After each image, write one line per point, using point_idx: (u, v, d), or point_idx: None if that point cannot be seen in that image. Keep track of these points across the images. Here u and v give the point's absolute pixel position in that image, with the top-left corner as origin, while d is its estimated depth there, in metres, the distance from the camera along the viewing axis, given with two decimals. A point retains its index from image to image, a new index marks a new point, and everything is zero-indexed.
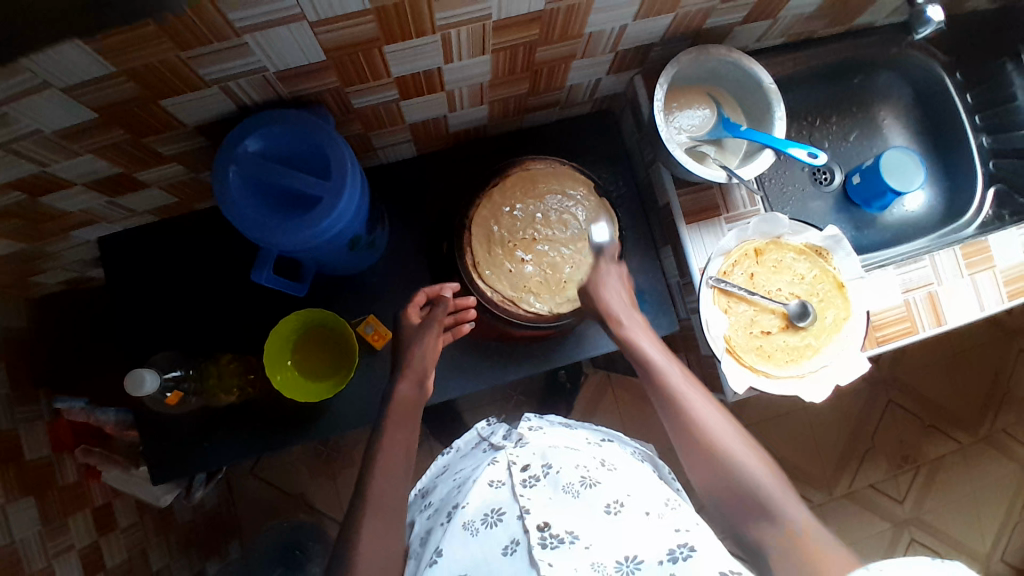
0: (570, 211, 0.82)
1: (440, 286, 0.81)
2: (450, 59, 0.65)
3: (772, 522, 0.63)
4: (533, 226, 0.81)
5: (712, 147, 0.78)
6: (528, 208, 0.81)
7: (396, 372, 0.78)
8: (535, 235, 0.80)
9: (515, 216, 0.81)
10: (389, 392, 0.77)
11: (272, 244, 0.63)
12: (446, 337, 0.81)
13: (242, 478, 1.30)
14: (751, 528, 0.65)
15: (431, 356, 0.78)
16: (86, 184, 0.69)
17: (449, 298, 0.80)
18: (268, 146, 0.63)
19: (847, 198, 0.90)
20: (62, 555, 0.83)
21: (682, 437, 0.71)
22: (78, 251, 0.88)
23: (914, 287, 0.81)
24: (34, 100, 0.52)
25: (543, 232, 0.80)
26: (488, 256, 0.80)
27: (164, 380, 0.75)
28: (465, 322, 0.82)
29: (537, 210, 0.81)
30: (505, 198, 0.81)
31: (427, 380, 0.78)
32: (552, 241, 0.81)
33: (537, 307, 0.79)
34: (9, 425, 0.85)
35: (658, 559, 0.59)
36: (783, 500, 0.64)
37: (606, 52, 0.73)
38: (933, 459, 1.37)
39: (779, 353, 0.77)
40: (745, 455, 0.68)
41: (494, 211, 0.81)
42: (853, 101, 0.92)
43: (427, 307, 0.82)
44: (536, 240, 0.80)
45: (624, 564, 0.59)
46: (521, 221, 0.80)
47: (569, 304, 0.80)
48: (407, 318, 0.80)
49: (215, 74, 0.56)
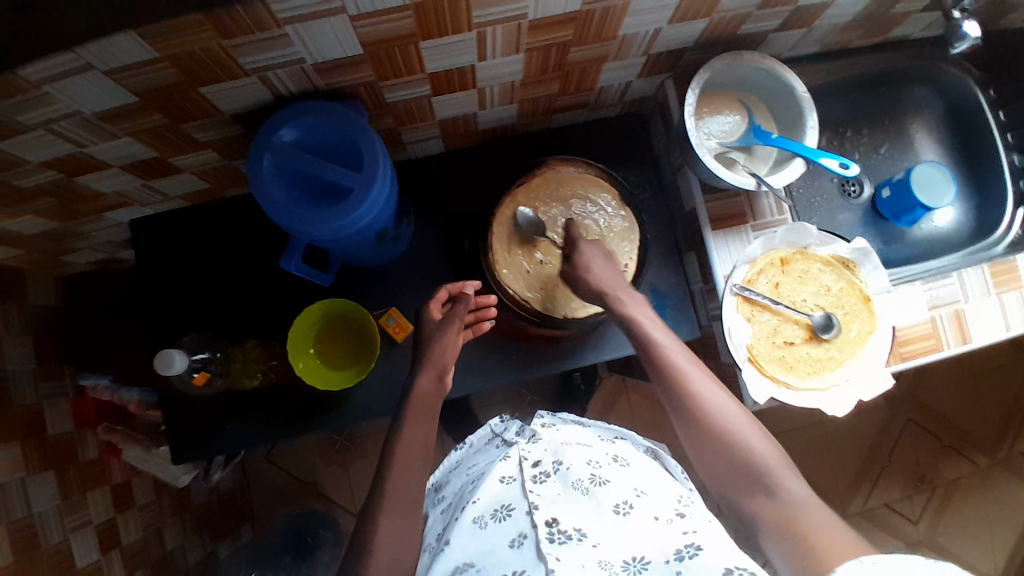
0: (591, 217, 0.82)
1: (462, 286, 0.81)
2: (484, 57, 0.65)
3: (768, 493, 0.61)
4: (554, 229, 0.82)
5: (741, 154, 0.78)
6: (552, 211, 0.82)
7: (416, 366, 0.78)
8: (555, 238, 0.81)
9: (538, 217, 0.82)
10: (409, 385, 0.77)
11: (304, 234, 0.64)
12: (466, 335, 0.81)
13: (255, 463, 1.31)
14: (747, 498, 0.63)
15: (451, 353, 0.77)
16: (122, 166, 0.71)
17: (471, 296, 0.80)
18: (303, 137, 0.65)
19: (876, 212, 0.89)
20: (80, 530, 0.84)
21: (673, 406, 0.69)
22: (108, 233, 0.90)
23: (941, 303, 0.80)
24: (78, 80, 0.53)
25: (562, 236, 0.81)
26: (508, 255, 0.81)
27: (192, 359, 0.77)
28: (485, 320, 0.82)
29: (559, 213, 0.82)
30: (529, 198, 0.82)
31: (447, 375, 0.78)
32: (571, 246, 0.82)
33: (550, 309, 0.81)
34: (33, 400, 0.87)
35: (665, 558, 0.58)
36: (778, 471, 0.62)
37: (638, 55, 0.73)
38: (950, 480, 1.35)
39: (802, 364, 0.76)
40: (739, 422, 0.66)
41: (517, 210, 0.82)
42: (885, 113, 0.91)
43: (449, 304, 0.81)
44: (555, 243, 0.81)
45: (630, 564, 0.59)
46: (543, 223, 0.82)
47: (583, 308, 0.82)
48: (429, 314, 0.80)
49: (254, 63, 0.57)
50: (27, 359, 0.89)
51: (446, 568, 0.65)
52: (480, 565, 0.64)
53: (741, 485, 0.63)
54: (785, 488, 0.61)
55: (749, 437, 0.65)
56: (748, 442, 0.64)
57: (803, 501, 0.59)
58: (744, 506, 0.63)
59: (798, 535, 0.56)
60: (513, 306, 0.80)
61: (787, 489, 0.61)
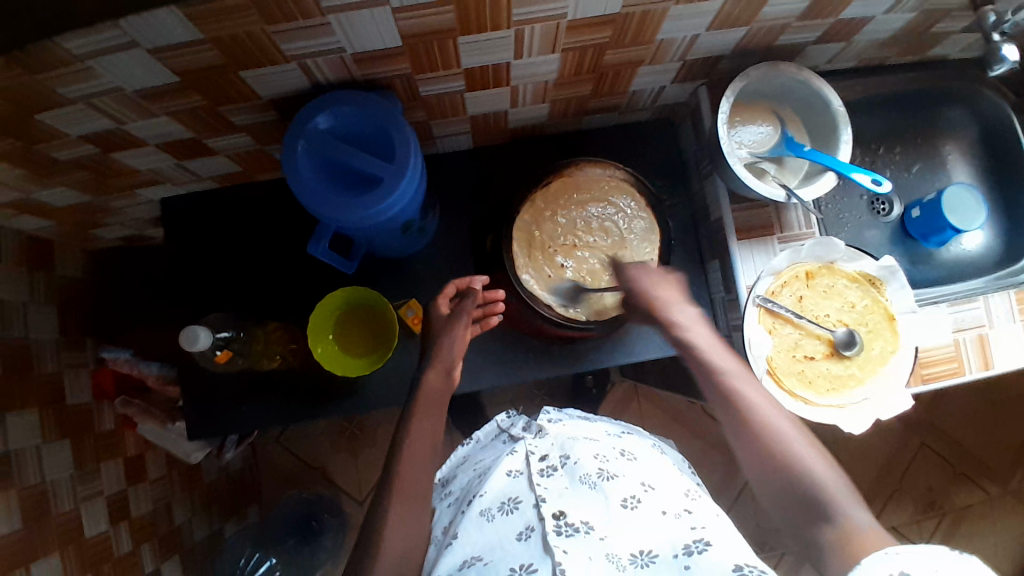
0: (611, 219, 0.83)
1: (468, 280, 0.81)
2: (521, 55, 0.66)
3: (828, 520, 0.59)
4: (574, 232, 0.83)
5: (772, 164, 0.77)
6: (571, 215, 0.83)
7: (425, 360, 0.79)
8: (576, 242, 0.82)
9: (558, 222, 0.83)
10: (417, 379, 0.78)
11: (335, 219, 0.64)
12: (474, 329, 0.82)
13: (266, 445, 1.33)
14: (807, 524, 0.60)
15: (458, 349, 0.78)
16: (157, 144, 0.72)
17: (479, 292, 0.80)
18: (337, 124, 0.65)
19: (904, 231, 0.87)
20: (91, 499, 0.86)
21: (734, 431, 0.67)
22: (138, 210, 0.92)
23: (965, 327, 0.79)
24: (121, 58, 0.55)
25: (583, 239, 0.82)
26: (529, 259, 0.82)
27: (216, 337, 0.77)
28: (493, 315, 0.83)
29: (579, 217, 0.83)
30: (548, 204, 0.83)
31: (455, 371, 0.79)
32: (592, 248, 0.82)
33: (573, 311, 0.81)
34: (55, 369, 0.89)
35: (672, 552, 0.60)
36: (840, 499, 0.60)
37: (674, 61, 0.73)
38: (960, 508, 1.33)
39: (820, 380, 0.76)
40: (800, 448, 0.64)
41: (537, 216, 0.82)
42: (919, 133, 0.90)
43: (456, 299, 0.82)
44: (576, 246, 0.82)
45: (637, 557, 0.61)
46: (563, 228, 0.82)
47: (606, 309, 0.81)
48: (436, 309, 0.81)
49: (295, 49, 0.58)
50: (51, 328, 0.91)
51: (453, 562, 0.64)
52: (488, 559, 0.64)
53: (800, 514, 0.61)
54: (846, 515, 0.58)
55: (810, 461, 0.63)
56: (809, 467, 0.62)
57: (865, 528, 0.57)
58: (803, 533, 0.60)
59: (857, 556, 0.54)
60: (534, 306, 0.80)
61: (847, 516, 0.58)
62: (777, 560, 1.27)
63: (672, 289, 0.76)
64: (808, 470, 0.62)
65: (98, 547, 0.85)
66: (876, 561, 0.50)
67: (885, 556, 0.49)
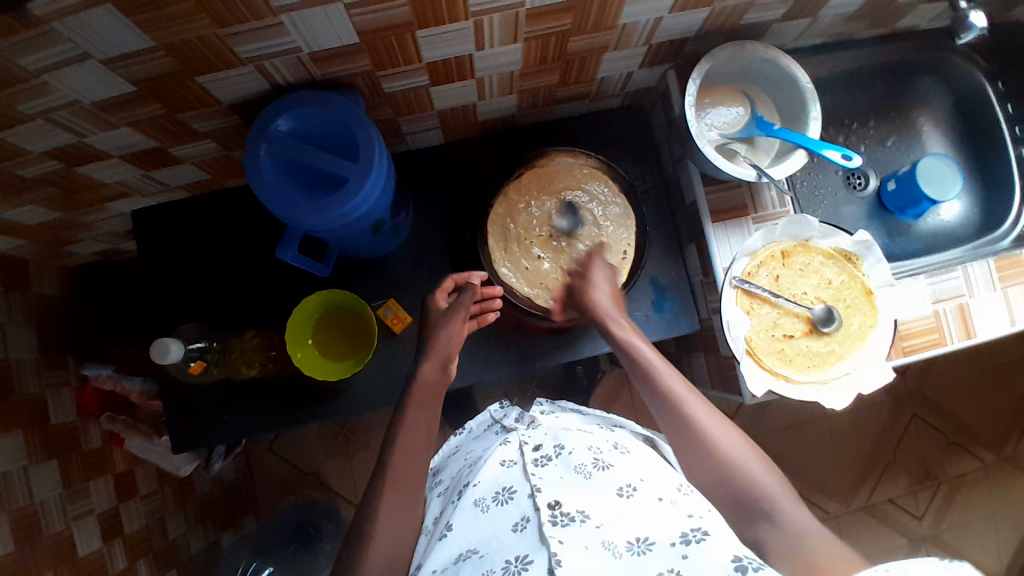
0: (586, 208, 0.82)
1: (469, 274, 0.81)
2: (482, 46, 0.65)
3: (771, 522, 0.62)
4: (549, 224, 0.82)
5: (743, 145, 0.77)
6: (545, 206, 0.82)
7: (421, 351, 0.79)
8: (552, 232, 0.82)
9: (532, 213, 0.82)
10: (411, 375, 0.78)
11: (299, 224, 0.64)
12: (471, 325, 0.81)
13: (259, 453, 1.32)
14: (748, 525, 0.64)
15: (456, 340, 0.78)
16: (122, 156, 0.71)
17: (477, 285, 0.80)
18: (299, 126, 0.65)
19: (881, 205, 0.87)
20: (82, 518, 0.85)
21: (680, 436, 0.70)
22: (111, 223, 0.91)
23: (945, 297, 0.79)
24: (74, 70, 0.54)
25: (558, 230, 0.82)
26: (505, 253, 0.82)
27: (188, 349, 0.79)
28: (490, 311, 0.82)
29: (553, 207, 0.82)
30: (521, 195, 0.82)
31: (450, 365, 0.78)
32: (569, 238, 0.82)
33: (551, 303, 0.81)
34: (36, 389, 0.88)
35: (670, 541, 0.58)
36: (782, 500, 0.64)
37: (639, 45, 0.72)
38: (954, 477, 1.34)
39: (801, 357, 0.76)
40: (741, 451, 0.67)
41: (510, 208, 0.82)
42: (891, 105, 0.90)
43: (455, 293, 0.82)
44: (552, 237, 0.82)
45: (635, 544, 0.59)
46: (538, 219, 0.82)
47: None
48: (435, 303, 0.80)
49: (251, 51, 0.57)
50: (30, 348, 0.90)
51: (448, 556, 0.64)
52: (484, 551, 0.63)
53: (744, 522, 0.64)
54: (787, 515, 0.62)
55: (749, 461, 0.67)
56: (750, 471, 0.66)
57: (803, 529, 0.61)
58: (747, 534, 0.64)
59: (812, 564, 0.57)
60: (513, 300, 0.81)
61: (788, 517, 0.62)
62: None
63: (609, 293, 0.78)
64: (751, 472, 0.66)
65: (93, 565, 0.84)
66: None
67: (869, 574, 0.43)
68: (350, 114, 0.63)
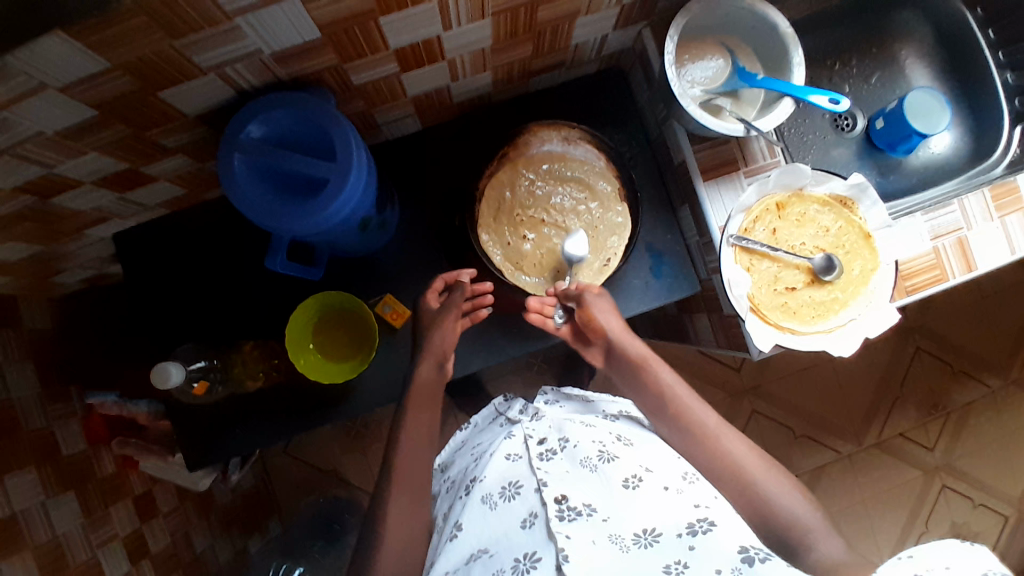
0: (584, 200, 0.80)
1: (457, 273, 0.81)
2: (449, 26, 0.62)
3: (806, 551, 0.64)
4: (545, 208, 0.80)
5: (728, 99, 0.75)
6: (548, 189, 0.80)
7: (416, 353, 0.80)
8: (544, 218, 0.80)
9: (531, 191, 0.80)
10: (410, 374, 0.79)
11: (283, 230, 0.62)
12: (464, 322, 0.81)
13: (275, 458, 1.33)
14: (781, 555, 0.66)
15: (450, 340, 0.79)
16: (94, 182, 0.69)
17: (467, 284, 0.80)
18: (272, 131, 0.63)
19: (870, 143, 0.86)
20: (106, 545, 0.86)
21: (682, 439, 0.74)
22: (94, 249, 0.89)
23: (943, 232, 0.78)
24: (31, 102, 0.51)
25: (551, 217, 0.80)
26: (493, 221, 0.80)
27: (190, 370, 0.78)
28: (482, 307, 0.81)
29: (556, 194, 0.80)
30: (530, 168, 0.81)
31: (447, 362, 0.80)
32: (559, 227, 0.80)
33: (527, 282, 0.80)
34: (43, 424, 0.87)
35: (676, 532, 0.60)
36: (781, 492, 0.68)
37: (611, 6, 0.70)
38: (962, 405, 1.35)
39: (805, 309, 0.76)
40: (749, 457, 0.71)
41: (514, 178, 0.80)
42: (872, 41, 0.87)
43: (446, 293, 0.82)
44: (543, 222, 0.80)
45: (641, 536, 0.61)
46: (535, 198, 0.80)
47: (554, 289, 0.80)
48: (426, 303, 0.81)
49: (211, 59, 0.55)
50: (30, 383, 0.89)
51: (460, 557, 0.65)
52: (493, 550, 0.64)
53: (780, 549, 0.66)
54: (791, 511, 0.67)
55: (785, 494, 0.68)
56: (784, 501, 0.68)
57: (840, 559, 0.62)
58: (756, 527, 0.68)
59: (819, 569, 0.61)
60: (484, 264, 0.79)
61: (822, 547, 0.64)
62: None
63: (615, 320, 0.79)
64: (791, 508, 0.67)
65: None
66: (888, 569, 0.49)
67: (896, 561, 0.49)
68: (339, 131, 0.61)
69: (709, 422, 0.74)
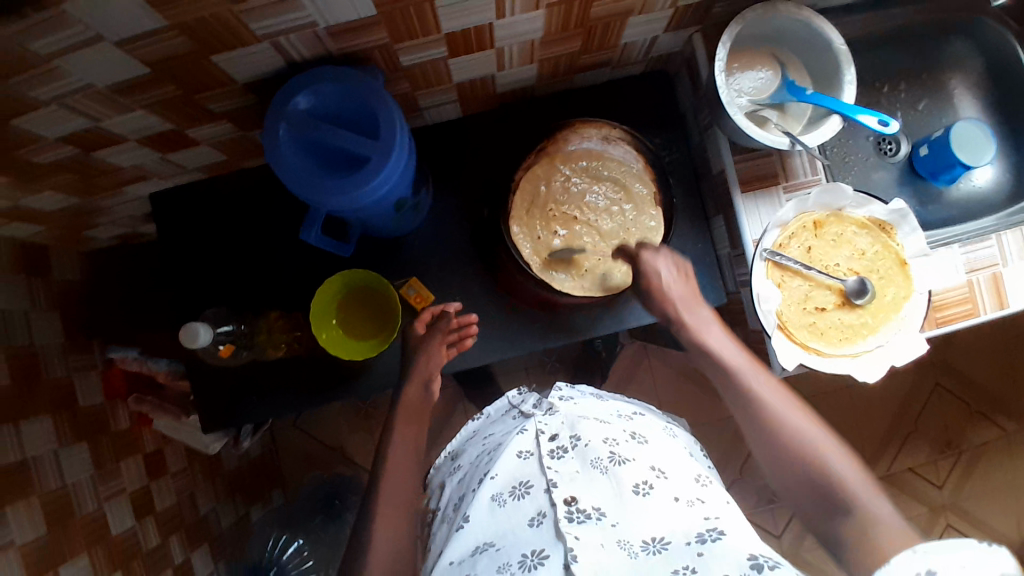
0: (619, 201, 0.80)
1: (443, 305, 0.82)
2: (503, 14, 0.62)
3: (846, 513, 0.57)
4: (579, 206, 0.80)
5: (774, 112, 0.74)
6: (584, 188, 0.80)
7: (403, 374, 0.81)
8: (578, 216, 0.80)
9: (567, 187, 0.80)
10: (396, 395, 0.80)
11: (321, 204, 0.63)
12: (450, 352, 0.82)
13: (283, 430, 1.34)
14: (822, 514, 0.59)
15: (433, 364, 0.80)
16: (138, 140, 0.70)
17: (453, 314, 0.81)
18: (319, 104, 0.63)
19: (913, 170, 0.84)
20: (113, 498, 0.87)
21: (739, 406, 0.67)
22: (129, 207, 0.90)
23: (979, 267, 0.77)
24: (87, 53, 0.52)
25: (585, 215, 0.80)
26: (526, 215, 0.79)
27: (218, 332, 0.78)
28: (468, 337, 0.82)
29: (592, 193, 0.80)
30: (567, 163, 0.80)
31: (432, 385, 0.80)
32: (591, 226, 0.80)
33: (555, 279, 0.78)
34: (64, 374, 0.89)
35: (685, 540, 0.60)
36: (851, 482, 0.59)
37: (664, 8, 0.69)
38: (976, 446, 1.33)
39: (832, 331, 0.75)
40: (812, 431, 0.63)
41: (550, 172, 0.80)
42: (925, 66, 0.85)
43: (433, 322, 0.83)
44: (575, 219, 0.80)
45: (649, 545, 0.61)
46: (570, 195, 0.80)
47: (583, 288, 0.79)
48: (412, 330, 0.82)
49: (267, 28, 0.55)
50: (55, 333, 0.90)
51: (465, 549, 0.65)
52: (500, 545, 0.64)
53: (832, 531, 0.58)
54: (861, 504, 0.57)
55: (835, 464, 0.60)
56: (826, 458, 0.61)
57: (888, 520, 0.55)
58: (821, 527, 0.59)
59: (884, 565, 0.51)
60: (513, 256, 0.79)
61: (866, 506, 0.57)
62: None
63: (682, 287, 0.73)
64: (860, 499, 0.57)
65: (125, 543, 0.86)
66: (902, 560, 0.48)
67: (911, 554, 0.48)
68: (385, 108, 0.62)
69: (752, 384, 0.67)
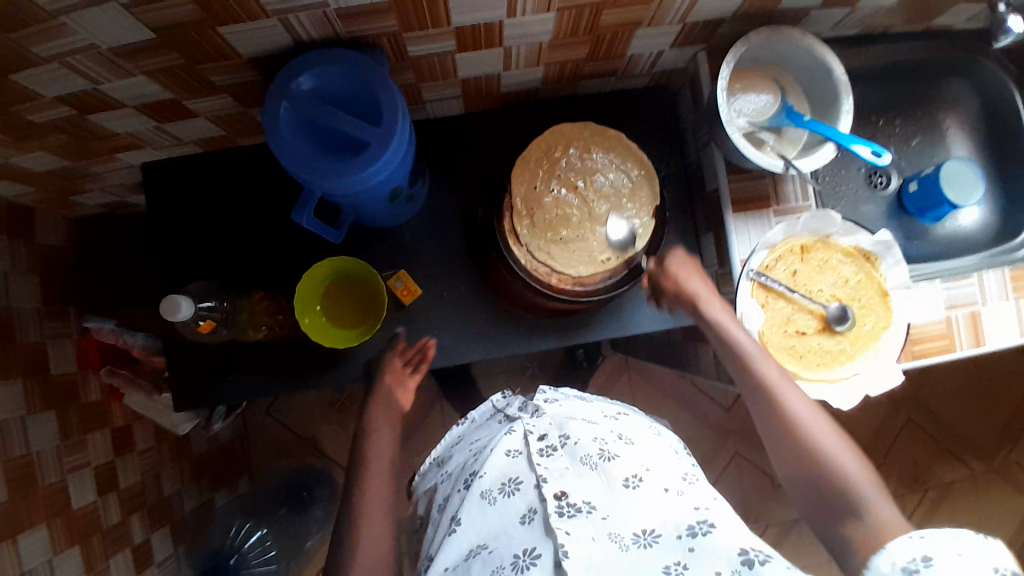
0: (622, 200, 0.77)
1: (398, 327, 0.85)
2: (514, 14, 0.63)
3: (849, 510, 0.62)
4: (584, 178, 0.77)
5: (771, 135, 0.75)
6: (597, 164, 0.78)
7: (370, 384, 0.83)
8: (580, 187, 0.77)
9: (583, 161, 0.77)
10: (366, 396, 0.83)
11: (316, 185, 0.62)
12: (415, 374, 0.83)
13: (256, 415, 1.32)
14: (822, 502, 0.65)
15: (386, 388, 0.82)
16: (136, 107, 0.69)
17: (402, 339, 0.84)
18: (322, 86, 0.63)
19: (901, 206, 0.86)
20: (76, 470, 0.85)
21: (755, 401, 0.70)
22: (120, 175, 0.89)
23: (958, 304, 0.79)
24: (92, 13, 0.52)
25: (586, 189, 0.77)
26: (532, 167, 0.77)
27: (199, 307, 0.74)
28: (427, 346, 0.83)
29: (601, 175, 0.77)
30: (599, 147, 0.78)
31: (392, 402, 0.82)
32: (585, 196, 0.76)
33: (523, 234, 0.76)
34: (37, 339, 0.87)
35: (676, 533, 0.61)
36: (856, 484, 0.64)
37: (674, 23, 0.70)
38: (943, 483, 1.35)
39: (811, 355, 0.76)
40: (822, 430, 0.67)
41: (582, 146, 0.78)
42: (920, 104, 0.87)
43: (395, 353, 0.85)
44: (577, 187, 0.77)
45: (640, 537, 0.62)
46: (581, 168, 0.77)
47: (544, 259, 0.76)
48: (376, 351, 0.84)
49: (277, 4, 0.55)
50: (33, 297, 0.88)
51: (460, 553, 0.65)
52: (493, 547, 0.64)
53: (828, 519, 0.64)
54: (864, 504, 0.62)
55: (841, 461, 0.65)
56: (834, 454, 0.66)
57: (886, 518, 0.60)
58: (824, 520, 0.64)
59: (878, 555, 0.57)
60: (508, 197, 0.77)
61: (869, 504, 0.62)
62: (764, 532, 1.29)
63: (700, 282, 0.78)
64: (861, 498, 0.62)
65: (86, 517, 0.85)
66: (899, 545, 0.54)
67: (908, 540, 0.54)
68: (390, 98, 0.62)
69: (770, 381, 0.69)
